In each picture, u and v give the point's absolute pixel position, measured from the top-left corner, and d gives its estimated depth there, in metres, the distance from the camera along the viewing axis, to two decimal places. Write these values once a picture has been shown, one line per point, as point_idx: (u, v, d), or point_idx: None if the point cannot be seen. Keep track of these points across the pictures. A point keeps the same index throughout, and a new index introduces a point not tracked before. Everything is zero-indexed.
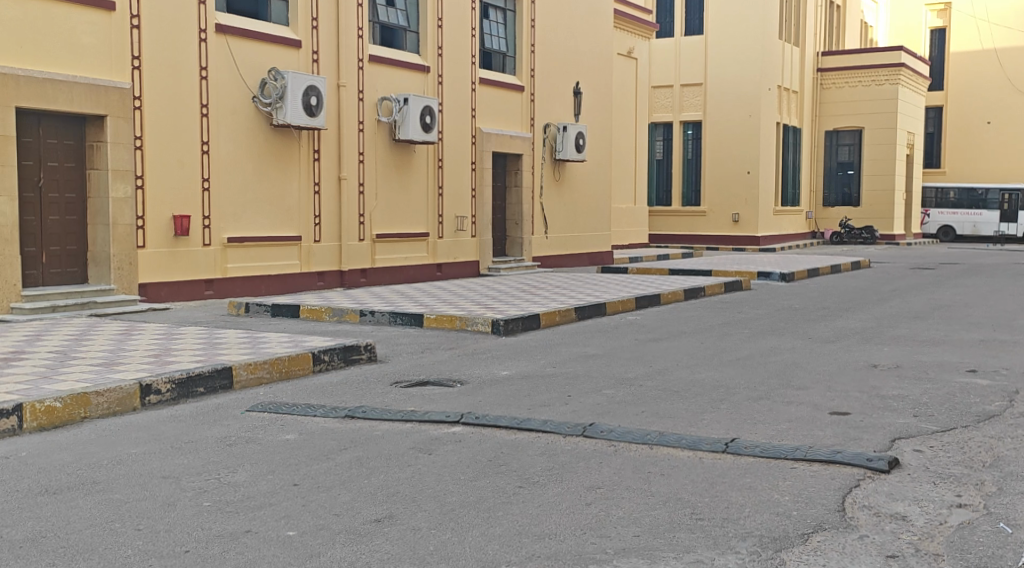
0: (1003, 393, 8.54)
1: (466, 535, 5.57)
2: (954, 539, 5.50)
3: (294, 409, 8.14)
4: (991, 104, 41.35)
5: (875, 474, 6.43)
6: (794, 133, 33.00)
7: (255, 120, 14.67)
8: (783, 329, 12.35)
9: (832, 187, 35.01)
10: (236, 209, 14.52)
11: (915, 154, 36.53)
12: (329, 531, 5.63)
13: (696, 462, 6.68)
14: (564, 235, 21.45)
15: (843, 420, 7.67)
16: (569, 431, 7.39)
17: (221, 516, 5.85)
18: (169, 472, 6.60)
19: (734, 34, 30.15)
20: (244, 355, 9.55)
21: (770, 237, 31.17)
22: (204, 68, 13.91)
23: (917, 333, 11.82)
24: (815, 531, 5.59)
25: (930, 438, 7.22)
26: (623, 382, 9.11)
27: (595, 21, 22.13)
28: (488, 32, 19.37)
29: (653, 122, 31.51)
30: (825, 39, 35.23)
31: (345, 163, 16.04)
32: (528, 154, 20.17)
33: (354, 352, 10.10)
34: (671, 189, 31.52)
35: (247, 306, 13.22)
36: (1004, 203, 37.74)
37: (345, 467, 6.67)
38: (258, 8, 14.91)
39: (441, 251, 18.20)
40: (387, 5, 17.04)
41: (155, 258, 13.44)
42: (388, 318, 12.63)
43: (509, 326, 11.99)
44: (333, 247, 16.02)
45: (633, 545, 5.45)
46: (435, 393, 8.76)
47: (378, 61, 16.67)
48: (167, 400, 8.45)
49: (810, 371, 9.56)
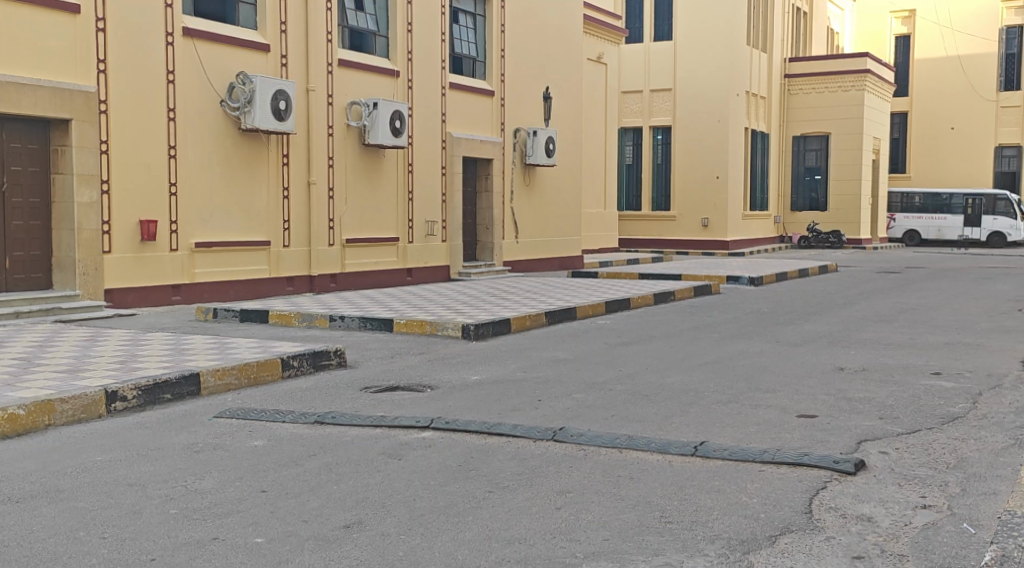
0: (967, 395, 8.62)
1: (435, 541, 5.56)
2: (919, 539, 5.55)
3: (263, 415, 8.10)
4: (954, 110, 41.86)
5: (841, 476, 6.48)
6: (762, 139, 33.25)
7: (223, 124, 14.59)
8: (751, 332, 12.41)
9: (800, 192, 35.32)
10: (204, 213, 14.43)
11: (880, 159, 36.83)
12: (298, 538, 5.61)
13: (665, 466, 6.69)
14: (534, 240, 21.45)
15: (810, 423, 7.72)
16: (538, 435, 7.40)
17: (188, 524, 5.80)
18: (135, 480, 6.54)
19: (702, 40, 30.39)
20: (211, 361, 9.49)
21: (738, 242, 31.26)
22: (171, 72, 13.84)
23: (883, 336, 11.89)
24: (783, 534, 5.62)
25: (895, 440, 7.29)
26: (593, 387, 9.12)
27: (565, 27, 22.19)
28: (458, 37, 19.37)
29: (623, 127, 31.72)
30: (792, 45, 35.53)
31: (314, 167, 15.98)
32: (498, 159, 20.19)
33: (323, 358, 10.06)
34: (641, 194, 31.73)
35: (214, 311, 13.11)
36: (969, 208, 38.09)
37: (313, 473, 6.64)
38: (225, 10, 14.83)
39: (412, 255, 18.18)
40: (356, 10, 17.02)
41: (121, 264, 13.33)
42: (358, 323, 12.60)
43: (480, 331, 11.99)
44: (302, 252, 15.95)
45: (602, 549, 5.46)
46: (405, 398, 8.73)
47: (347, 65, 16.63)
48: (134, 407, 8.38)
49: (777, 374, 9.61)
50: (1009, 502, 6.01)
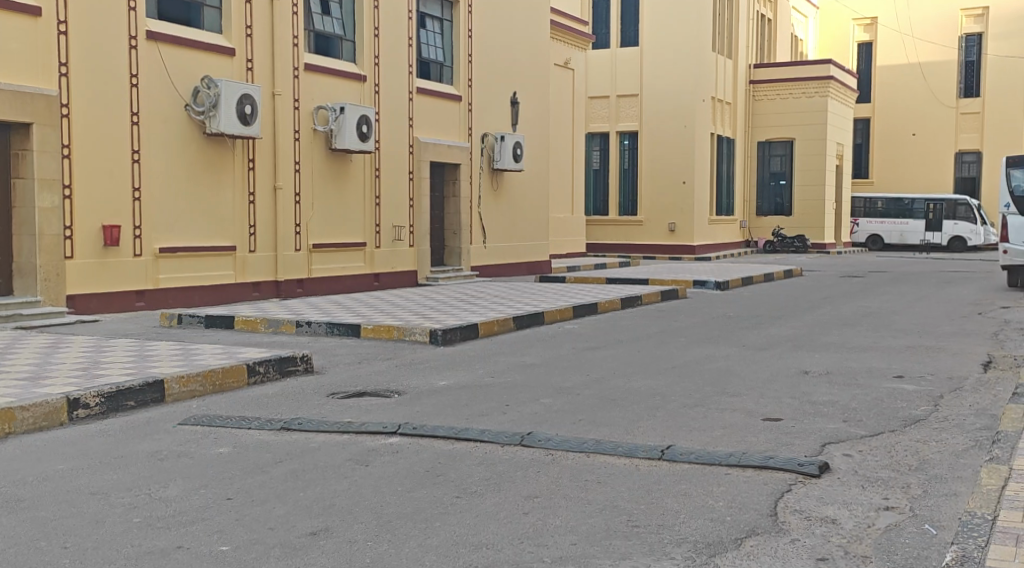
0: (929, 398, 8.70)
1: (403, 547, 5.55)
2: (882, 541, 5.60)
3: (228, 422, 8.04)
4: (916, 117, 42.35)
5: (806, 479, 6.52)
6: (727, 144, 33.44)
7: (187, 129, 14.49)
8: (718, 337, 12.47)
9: (765, 197, 35.55)
10: (169, 218, 14.33)
11: (844, 165, 37.14)
12: (264, 546, 5.57)
13: (632, 470, 6.72)
14: (500, 244, 21.45)
15: (776, 426, 7.77)
16: (506, 440, 7.40)
17: (151, 532, 5.76)
18: (97, 488, 6.48)
19: (668, 48, 30.59)
20: (175, 367, 9.42)
21: (705, 247, 31.43)
22: (134, 76, 13.74)
23: (847, 340, 11.98)
24: (748, 537, 5.64)
25: (859, 442, 7.35)
26: (560, 392, 9.13)
27: (532, 32, 22.21)
28: (425, 41, 19.34)
29: (590, 132, 31.84)
30: (756, 52, 35.79)
31: (280, 172, 15.91)
32: (465, 164, 20.17)
33: (290, 363, 10.00)
34: (609, 198, 31.79)
35: (179, 317, 12.99)
36: (930, 213, 38.45)
37: (280, 480, 6.60)
38: (190, 14, 14.73)
39: (379, 260, 18.13)
40: (322, 14, 16.97)
41: (83, 269, 13.21)
42: (324, 329, 12.53)
43: (448, 336, 11.98)
44: (268, 257, 15.88)
45: (570, 553, 5.47)
46: (372, 404, 8.70)
47: (314, 69, 16.56)
48: (96, 414, 8.30)
49: (743, 378, 9.65)
50: (969, 502, 6.07)
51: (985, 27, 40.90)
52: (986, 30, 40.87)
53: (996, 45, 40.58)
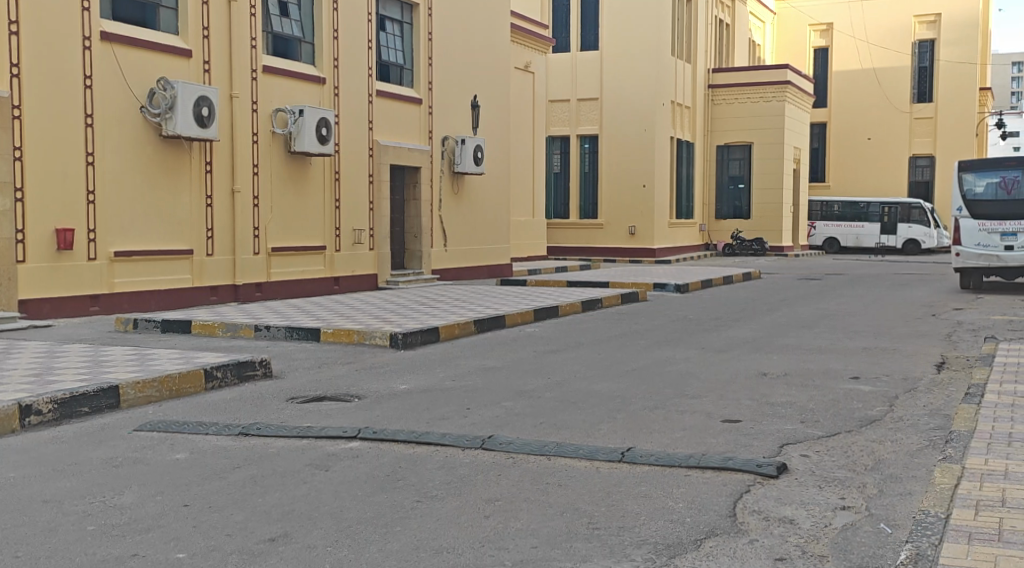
0: (884, 398, 8.80)
1: (362, 552, 5.51)
2: (838, 540, 5.65)
3: (185, 428, 7.96)
4: (871, 121, 42.81)
5: (764, 479, 6.56)
6: (687, 148, 33.65)
7: (143, 131, 14.34)
8: (678, 339, 12.52)
9: (724, 201, 35.72)
10: (124, 221, 14.17)
11: (801, 169, 37.44)
12: (221, 552, 5.52)
13: (593, 472, 6.73)
14: (461, 247, 21.40)
15: (735, 427, 7.83)
16: (467, 444, 7.37)
17: (106, 540, 5.68)
18: (50, 496, 6.39)
19: (628, 50, 30.75)
20: (132, 373, 9.30)
21: (665, 250, 31.56)
22: (88, 77, 13.58)
23: (803, 342, 12.09)
24: (707, 537, 5.67)
25: (816, 443, 7.40)
26: (522, 395, 9.12)
27: (491, 34, 22.22)
28: (385, 44, 19.29)
29: (550, 136, 31.74)
30: (714, 56, 36.05)
31: (238, 175, 15.78)
32: (426, 167, 20.12)
33: (248, 368, 9.91)
34: (569, 202, 31.73)
35: (135, 322, 12.83)
36: (885, 216, 38.78)
37: (237, 486, 6.54)
38: (146, 15, 14.60)
39: (339, 264, 18.05)
40: (280, 15, 16.88)
41: (36, 274, 13.02)
42: (284, 333, 12.46)
43: (408, 339, 11.93)
44: (226, 260, 15.74)
45: (530, 556, 5.45)
46: (332, 409, 8.64)
47: (272, 71, 16.47)
48: (49, 421, 8.19)
49: (702, 380, 9.71)
50: (923, 501, 6.12)
51: (937, 34, 41.74)
52: (937, 36, 41.73)
53: (947, 51, 41.49)
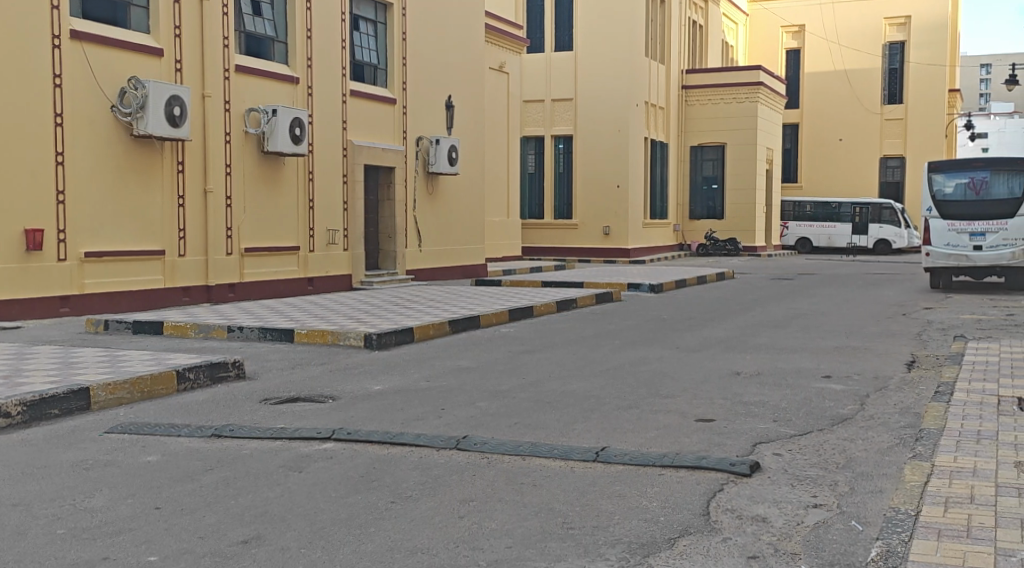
0: (855, 397, 8.85)
1: (336, 553, 5.50)
2: (810, 538, 5.68)
3: (156, 429, 7.91)
4: (843, 123, 43.07)
5: (737, 479, 6.58)
6: (661, 148, 33.75)
7: (114, 131, 14.24)
8: (651, 339, 12.55)
9: (698, 201, 35.86)
10: (94, 221, 14.06)
11: (774, 169, 37.65)
12: (193, 555, 5.48)
13: (566, 472, 6.74)
14: (435, 247, 21.40)
15: (708, 426, 7.84)
16: (442, 444, 7.37)
17: (76, 544, 5.64)
18: (19, 499, 6.33)
19: (602, 51, 30.82)
20: (102, 374, 9.23)
21: (639, 250, 31.68)
22: (58, 76, 13.47)
23: (776, 342, 12.13)
24: (681, 536, 5.69)
25: (789, 442, 7.44)
26: (496, 395, 9.12)
27: (465, 35, 22.19)
28: (359, 44, 19.25)
29: (525, 136, 31.61)
30: (687, 56, 36.15)
31: (211, 175, 15.70)
32: (400, 167, 20.08)
33: (221, 369, 9.87)
34: (544, 202, 31.68)
35: (106, 322, 12.74)
36: (856, 216, 39.03)
37: (210, 489, 6.50)
38: (117, 14, 14.50)
39: (313, 264, 17.99)
40: (253, 15, 16.81)
41: (4, 275, 12.90)
42: (257, 334, 12.41)
43: (383, 340, 11.91)
44: (198, 261, 15.64)
45: (504, 556, 5.46)
46: (306, 410, 8.61)
47: (245, 71, 16.39)
48: (18, 423, 8.11)
49: (677, 379, 9.73)
50: (894, 498, 6.16)
51: (907, 36, 42.04)
52: (908, 38, 42.03)
53: (917, 52, 41.81)
